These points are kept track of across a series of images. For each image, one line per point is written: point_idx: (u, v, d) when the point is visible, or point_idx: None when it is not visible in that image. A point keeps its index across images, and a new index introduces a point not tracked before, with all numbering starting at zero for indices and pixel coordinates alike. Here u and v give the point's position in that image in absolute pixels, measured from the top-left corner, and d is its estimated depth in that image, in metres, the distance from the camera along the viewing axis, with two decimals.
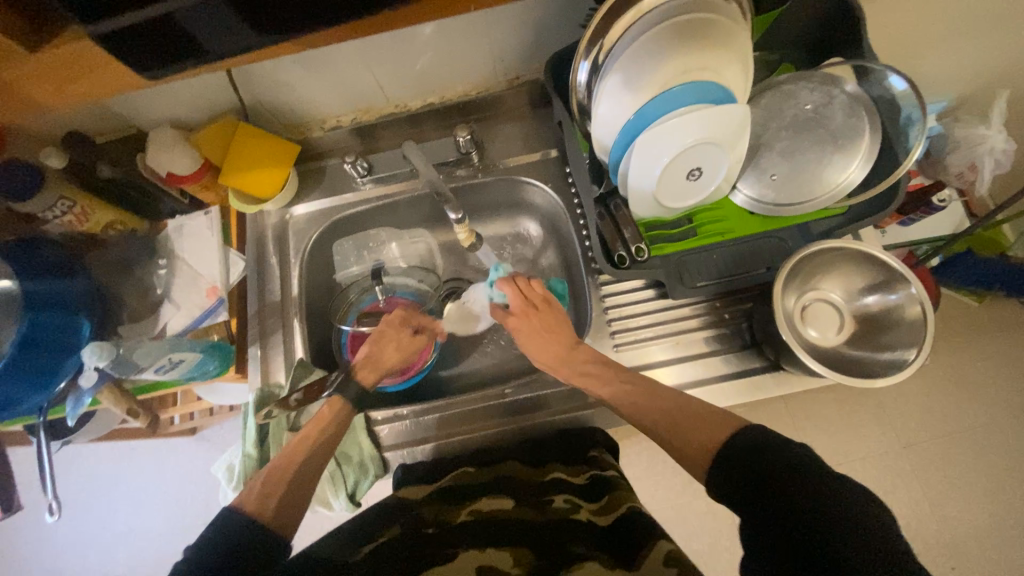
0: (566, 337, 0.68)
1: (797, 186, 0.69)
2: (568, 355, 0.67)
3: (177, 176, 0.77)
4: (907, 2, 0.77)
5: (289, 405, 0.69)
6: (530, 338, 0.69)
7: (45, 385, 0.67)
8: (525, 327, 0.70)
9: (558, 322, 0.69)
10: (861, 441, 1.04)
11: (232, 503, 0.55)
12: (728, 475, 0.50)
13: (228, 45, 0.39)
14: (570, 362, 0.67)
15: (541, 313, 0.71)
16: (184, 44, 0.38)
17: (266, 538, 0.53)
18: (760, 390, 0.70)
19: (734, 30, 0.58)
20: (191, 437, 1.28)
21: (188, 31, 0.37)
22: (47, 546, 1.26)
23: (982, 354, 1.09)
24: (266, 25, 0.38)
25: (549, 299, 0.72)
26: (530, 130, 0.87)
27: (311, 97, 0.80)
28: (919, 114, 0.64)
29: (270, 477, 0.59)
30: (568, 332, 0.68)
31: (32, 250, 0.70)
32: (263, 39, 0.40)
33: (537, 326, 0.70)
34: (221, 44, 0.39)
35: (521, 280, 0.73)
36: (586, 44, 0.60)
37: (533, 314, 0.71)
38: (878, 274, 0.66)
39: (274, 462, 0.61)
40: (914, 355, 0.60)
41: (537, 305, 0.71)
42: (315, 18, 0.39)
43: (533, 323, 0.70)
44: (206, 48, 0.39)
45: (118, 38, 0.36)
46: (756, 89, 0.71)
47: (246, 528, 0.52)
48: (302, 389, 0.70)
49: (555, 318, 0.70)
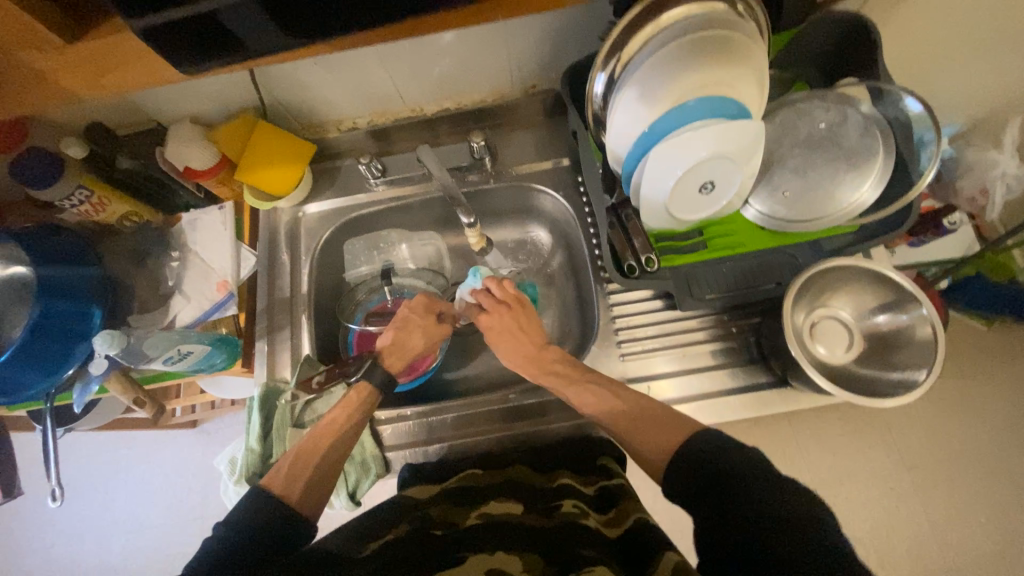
0: (536, 336, 0.68)
1: (808, 203, 0.69)
2: (538, 355, 0.67)
3: (195, 170, 0.78)
4: (924, 27, 0.78)
5: (312, 387, 0.72)
6: (501, 337, 0.69)
7: (54, 371, 0.68)
8: (496, 324, 0.69)
9: (529, 321, 0.69)
10: (863, 461, 1.03)
11: (260, 484, 0.56)
12: (687, 479, 0.49)
13: (262, 44, 0.40)
14: (540, 360, 0.66)
15: (514, 311, 0.70)
16: (222, 41, 0.39)
17: (290, 521, 0.53)
18: (766, 405, 0.70)
19: (750, 48, 0.58)
20: (192, 430, 1.29)
21: (225, 28, 0.38)
22: (42, 533, 1.26)
23: (989, 379, 1.08)
24: (296, 27, 0.39)
25: (521, 299, 0.71)
26: (544, 139, 0.87)
27: (331, 98, 0.81)
28: (932, 136, 0.64)
29: (298, 460, 0.59)
30: (538, 332, 0.69)
31: (50, 237, 0.71)
32: (293, 41, 0.40)
33: (509, 324, 0.69)
34: (256, 42, 0.40)
35: (492, 280, 0.72)
36: (604, 56, 0.61)
37: (505, 312, 0.70)
38: (888, 293, 0.66)
39: (303, 444, 0.61)
40: (924, 376, 0.60)
41: (510, 304, 0.70)
42: (342, 24, 0.39)
43: (503, 321, 0.69)
44: (239, 47, 0.40)
45: (158, 33, 0.36)
46: (770, 105, 0.72)
47: (269, 512, 0.53)
48: (323, 372, 0.72)
49: (526, 317, 0.69)
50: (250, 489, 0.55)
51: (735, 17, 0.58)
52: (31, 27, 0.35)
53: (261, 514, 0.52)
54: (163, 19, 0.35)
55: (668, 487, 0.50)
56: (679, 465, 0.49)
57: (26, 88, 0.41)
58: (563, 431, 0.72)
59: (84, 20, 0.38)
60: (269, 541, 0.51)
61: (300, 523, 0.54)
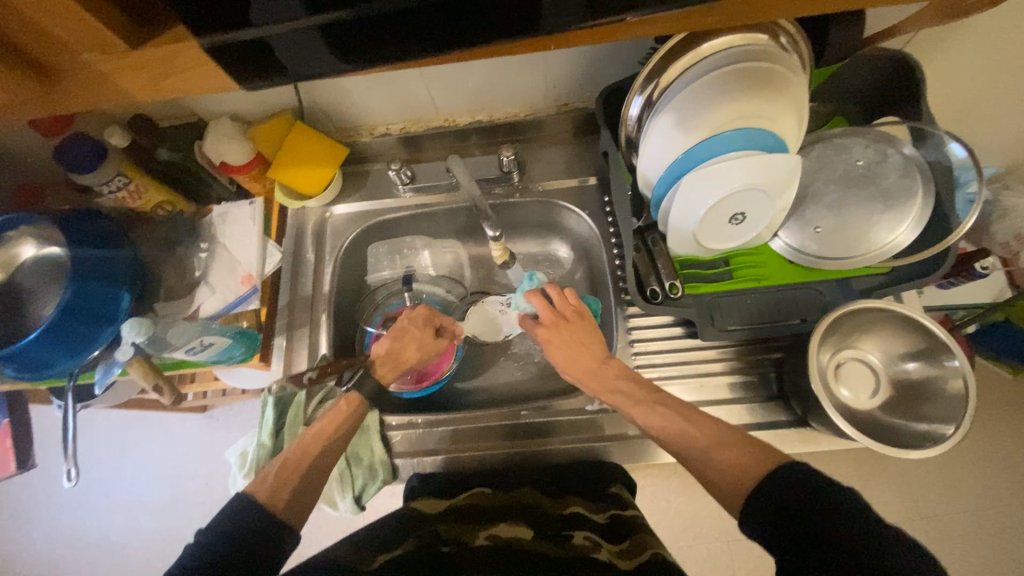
0: (597, 350, 0.68)
1: (840, 240, 0.67)
2: (599, 370, 0.66)
3: (230, 166, 0.80)
4: (969, 68, 0.76)
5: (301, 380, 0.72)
6: (561, 351, 0.68)
7: (79, 352, 0.69)
8: (556, 338, 0.69)
9: (591, 334, 0.69)
10: (876, 504, 1.01)
11: (245, 491, 0.56)
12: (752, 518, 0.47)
13: (315, 68, 0.41)
14: (600, 377, 0.66)
15: (573, 323, 0.70)
16: (277, 62, 0.40)
17: (270, 526, 0.53)
18: (783, 444, 0.68)
19: (793, 82, 0.58)
20: (201, 414, 1.30)
21: (281, 51, 0.39)
22: (49, 505, 1.28)
23: (1014, 431, 1.04)
24: (349, 53, 0.40)
25: (581, 311, 0.71)
26: (573, 155, 0.87)
27: (367, 104, 0.82)
28: (974, 176, 0.64)
29: (283, 468, 0.60)
30: (600, 346, 0.68)
31: (89, 221, 0.73)
32: (345, 65, 0.41)
33: (568, 338, 0.69)
34: (308, 66, 0.41)
35: (552, 292, 0.72)
36: (642, 80, 0.61)
37: (563, 325, 0.70)
38: (920, 340, 0.65)
39: (287, 453, 0.62)
40: (953, 431, 0.58)
41: (569, 316, 0.70)
42: (396, 52, 0.40)
43: (563, 334, 0.69)
44: (290, 69, 0.41)
45: (219, 49, 0.38)
46: (806, 139, 0.71)
47: (256, 518, 0.53)
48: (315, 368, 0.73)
49: (586, 330, 0.69)
50: (234, 495, 0.56)
51: (778, 51, 0.57)
52: (99, 34, 0.37)
53: (251, 521, 0.53)
54: (225, 38, 0.37)
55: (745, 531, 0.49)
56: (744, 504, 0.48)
57: (83, 86, 0.42)
58: (572, 454, 0.71)
59: (146, 27, 0.39)
60: (250, 548, 0.51)
61: (279, 529, 0.54)
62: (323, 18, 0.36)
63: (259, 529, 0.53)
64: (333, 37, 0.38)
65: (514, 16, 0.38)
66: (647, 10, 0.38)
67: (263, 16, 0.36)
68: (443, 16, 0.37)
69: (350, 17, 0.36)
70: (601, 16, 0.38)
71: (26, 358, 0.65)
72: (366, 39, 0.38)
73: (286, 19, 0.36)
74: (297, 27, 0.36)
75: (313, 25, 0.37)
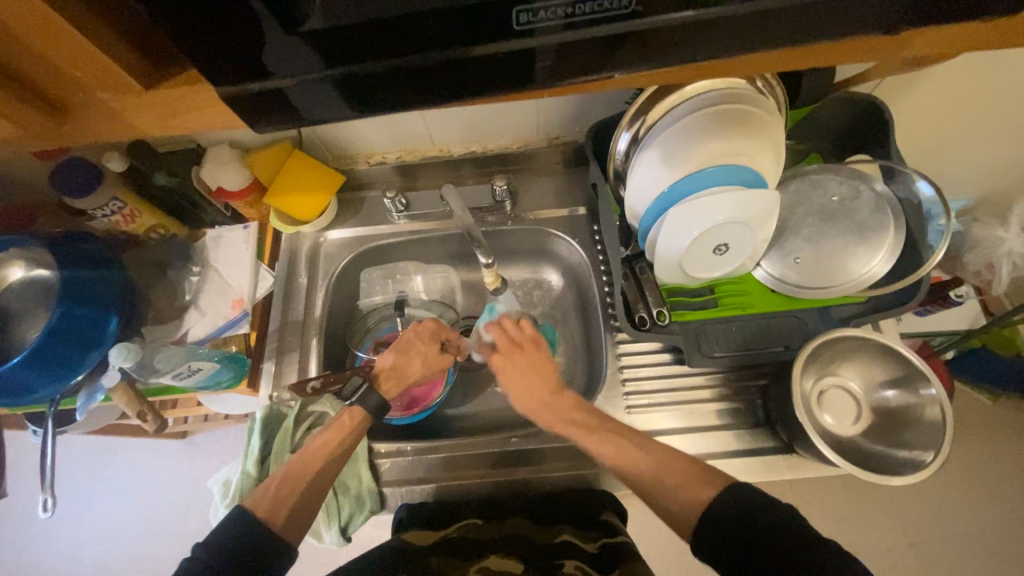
0: (550, 380, 0.67)
1: (819, 271, 0.70)
2: (551, 401, 0.65)
3: (226, 191, 0.82)
4: (934, 110, 0.81)
5: (306, 390, 0.73)
6: (513, 380, 0.68)
7: (63, 377, 0.68)
8: (509, 367, 0.69)
9: (544, 364, 0.68)
10: (866, 531, 1.01)
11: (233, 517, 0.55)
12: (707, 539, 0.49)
13: (324, 116, 0.40)
14: (554, 408, 0.65)
15: (527, 351, 0.69)
16: (282, 112, 0.39)
17: (262, 550, 0.53)
18: (771, 471, 0.69)
19: (768, 122, 0.61)
20: (181, 441, 1.27)
21: (289, 104, 0.38)
22: (15, 537, 1.22)
23: (997, 457, 1.06)
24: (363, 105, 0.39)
25: (536, 340, 0.71)
26: (563, 186, 0.90)
27: (363, 135, 0.85)
28: (941, 209, 0.68)
29: (283, 484, 0.59)
30: (553, 375, 0.67)
31: (79, 244, 0.73)
32: None
33: (520, 367, 0.68)
34: (320, 115, 0.40)
35: (507, 321, 0.72)
36: (630, 117, 0.64)
37: (518, 353, 0.69)
38: (898, 369, 0.67)
39: (290, 466, 0.61)
40: (932, 458, 0.60)
41: (524, 345, 0.70)
42: None
43: (516, 363, 0.69)
44: (297, 116, 0.40)
45: (237, 102, 0.38)
46: (785, 175, 0.75)
47: (255, 536, 0.54)
48: (319, 377, 0.73)
49: (540, 360, 0.68)
50: (233, 508, 0.56)
51: (754, 94, 0.61)
52: (118, 78, 0.38)
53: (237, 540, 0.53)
54: (240, 90, 0.36)
55: (692, 548, 0.51)
56: (702, 522, 0.50)
57: (91, 122, 0.43)
58: (562, 483, 0.70)
59: (160, 67, 0.41)
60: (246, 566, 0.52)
61: (275, 548, 0.54)
62: (340, 72, 0.36)
63: (250, 551, 0.53)
64: (342, 90, 0.38)
65: (508, 76, 0.38)
66: (632, 68, 0.38)
67: (270, 72, 0.35)
68: (449, 74, 0.37)
69: (358, 74, 0.36)
70: (587, 73, 0.38)
71: (9, 382, 0.64)
72: (374, 89, 0.38)
73: (301, 73, 0.36)
74: (311, 81, 0.36)
75: (328, 79, 0.36)
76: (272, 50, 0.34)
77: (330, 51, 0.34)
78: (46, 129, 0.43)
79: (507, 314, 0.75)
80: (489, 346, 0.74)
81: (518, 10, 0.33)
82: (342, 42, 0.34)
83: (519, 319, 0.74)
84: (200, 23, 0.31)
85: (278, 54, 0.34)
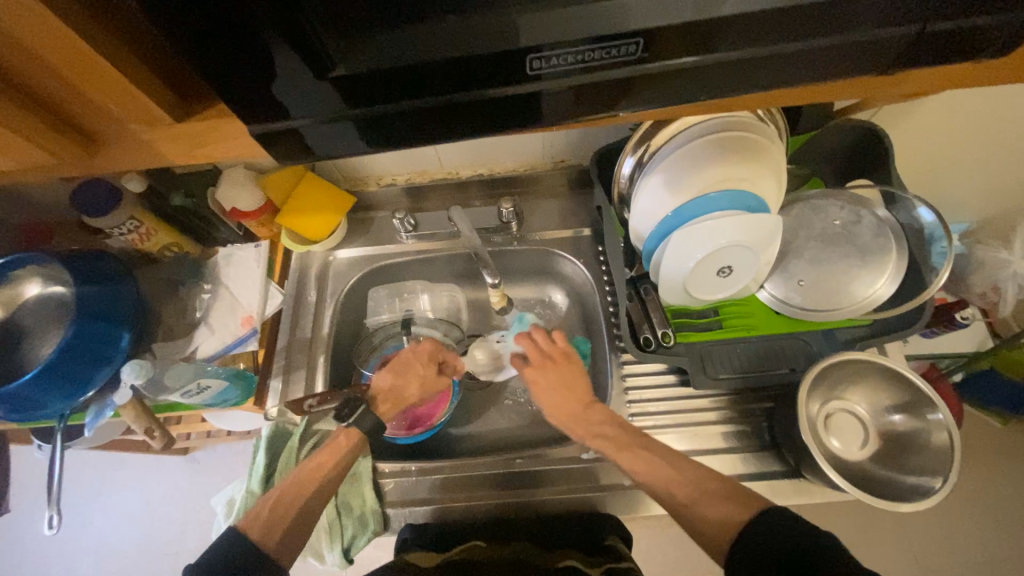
0: (582, 394, 0.70)
1: (823, 294, 0.71)
2: (583, 413, 0.68)
3: (240, 211, 0.83)
4: (932, 136, 0.83)
5: (302, 408, 0.68)
6: (547, 392, 0.71)
7: (73, 394, 0.69)
8: (542, 378, 0.73)
9: (575, 377, 0.72)
10: (876, 558, 0.99)
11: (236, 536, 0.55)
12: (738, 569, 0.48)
13: (340, 151, 0.41)
14: (587, 421, 0.67)
15: (560, 364, 0.73)
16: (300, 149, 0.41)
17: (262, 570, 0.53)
18: (778, 496, 0.68)
19: (769, 149, 0.63)
20: (182, 456, 1.27)
21: (308, 142, 0.40)
22: (11, 554, 1.21)
23: (1009, 483, 1.04)
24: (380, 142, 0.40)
25: (567, 353, 0.75)
26: (568, 207, 0.92)
27: (374, 157, 0.87)
28: (942, 232, 0.69)
29: (279, 504, 0.60)
30: (586, 389, 0.70)
31: (94, 262, 0.75)
32: None
33: (555, 379, 0.72)
34: (335, 150, 0.41)
35: (539, 335, 0.77)
36: (635, 143, 0.66)
37: (551, 366, 0.73)
38: (904, 394, 0.67)
39: (285, 488, 0.62)
40: (941, 484, 0.59)
41: (556, 357, 0.74)
42: None
43: (549, 375, 0.72)
44: (315, 151, 0.41)
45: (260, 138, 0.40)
46: (787, 199, 0.77)
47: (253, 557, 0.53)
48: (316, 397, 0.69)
49: (572, 372, 0.72)
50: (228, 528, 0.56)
51: (756, 122, 0.63)
52: (150, 111, 0.41)
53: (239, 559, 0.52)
54: (266, 127, 0.38)
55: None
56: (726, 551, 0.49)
57: (118, 149, 0.45)
58: (565, 505, 0.70)
59: (189, 100, 0.43)
60: None
61: None
62: (361, 113, 0.38)
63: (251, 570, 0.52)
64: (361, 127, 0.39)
65: (518, 114, 0.39)
66: (640, 106, 0.39)
67: (294, 112, 0.37)
68: (464, 114, 0.39)
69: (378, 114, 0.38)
70: (598, 112, 0.39)
71: (20, 399, 0.65)
72: (389, 128, 0.39)
73: (322, 111, 0.37)
74: (333, 120, 0.38)
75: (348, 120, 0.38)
76: (298, 94, 0.36)
77: (353, 94, 0.36)
78: (76, 155, 0.45)
79: (538, 328, 0.79)
80: (522, 359, 0.78)
81: (531, 58, 0.35)
82: (365, 85, 0.36)
83: (550, 333, 0.78)
84: (238, 69, 0.33)
85: (306, 97, 0.36)
